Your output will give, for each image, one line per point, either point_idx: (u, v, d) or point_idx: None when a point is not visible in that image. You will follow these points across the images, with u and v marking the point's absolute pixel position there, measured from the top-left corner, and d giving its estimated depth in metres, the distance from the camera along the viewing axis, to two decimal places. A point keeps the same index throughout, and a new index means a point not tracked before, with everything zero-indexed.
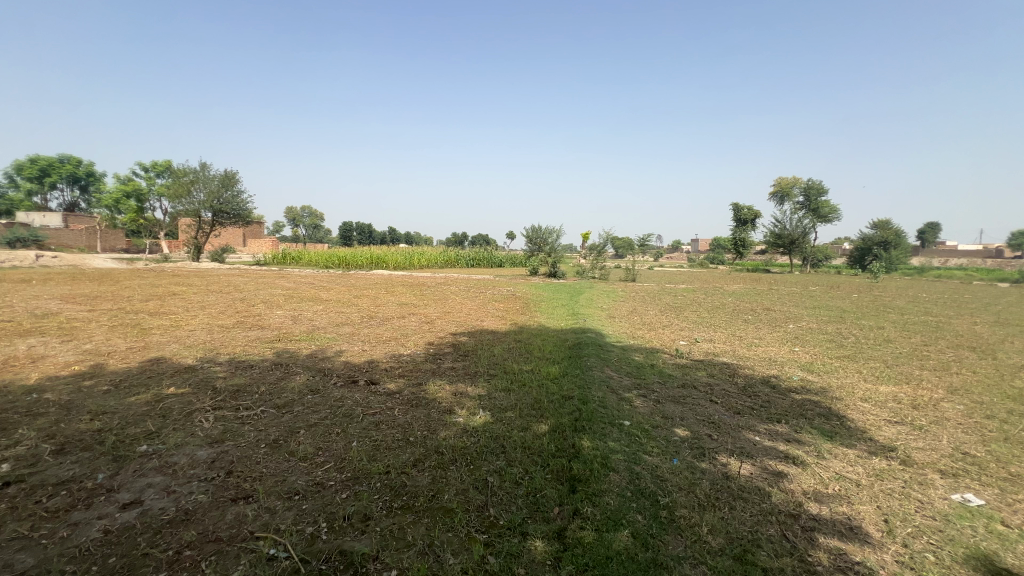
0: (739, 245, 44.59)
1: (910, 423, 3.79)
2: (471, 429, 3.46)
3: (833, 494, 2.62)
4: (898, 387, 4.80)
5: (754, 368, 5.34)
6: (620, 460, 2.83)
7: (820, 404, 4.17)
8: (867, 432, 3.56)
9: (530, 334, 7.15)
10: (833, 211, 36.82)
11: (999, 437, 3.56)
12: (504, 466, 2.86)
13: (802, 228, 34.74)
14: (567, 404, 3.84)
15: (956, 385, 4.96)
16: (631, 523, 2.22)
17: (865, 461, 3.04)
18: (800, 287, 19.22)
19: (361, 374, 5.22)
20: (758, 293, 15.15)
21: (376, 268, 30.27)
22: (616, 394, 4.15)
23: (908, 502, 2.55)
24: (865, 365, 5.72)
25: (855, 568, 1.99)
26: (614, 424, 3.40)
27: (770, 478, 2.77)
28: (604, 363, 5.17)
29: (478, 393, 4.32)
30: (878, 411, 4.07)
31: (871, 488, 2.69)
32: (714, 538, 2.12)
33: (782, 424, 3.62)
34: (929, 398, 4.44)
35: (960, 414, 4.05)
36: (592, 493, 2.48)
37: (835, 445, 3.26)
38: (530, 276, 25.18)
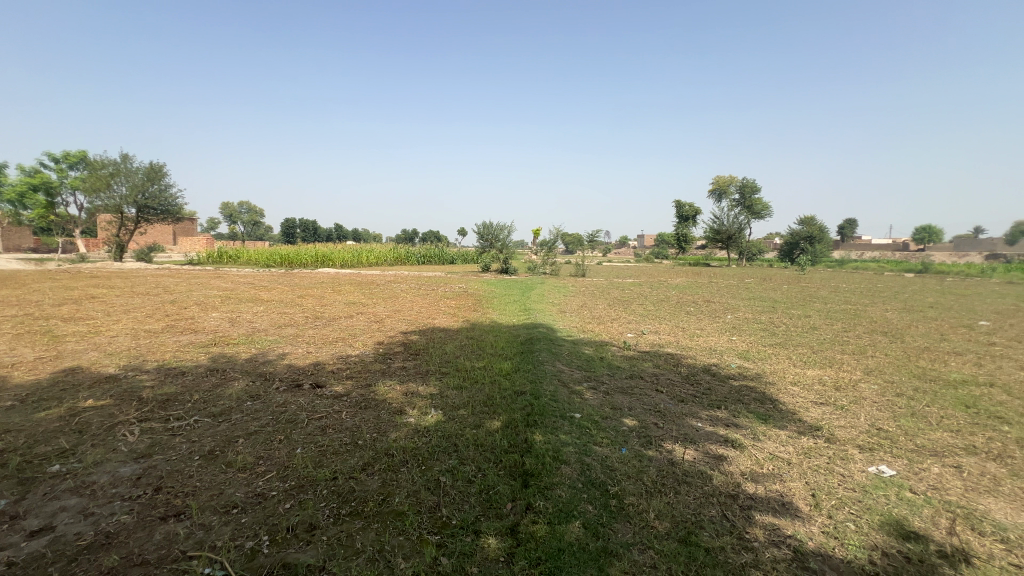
0: (682, 240, 46.58)
1: (833, 403, 4.12)
2: (423, 429, 3.39)
3: (768, 473, 2.79)
4: (822, 370, 5.22)
5: (696, 357, 5.62)
6: (571, 452, 2.88)
7: (755, 389, 4.45)
8: (796, 414, 3.83)
9: (482, 330, 7.15)
10: (765, 208, 39.35)
11: (908, 412, 3.94)
12: (457, 464, 2.83)
13: (738, 224, 36.92)
14: (519, 400, 3.86)
15: (872, 366, 5.45)
16: (581, 514, 2.26)
17: (795, 441, 3.26)
18: (737, 279, 20.43)
19: (306, 377, 5.01)
20: (700, 287, 15.83)
21: (321, 266, 29.13)
22: (567, 387, 4.22)
23: (833, 477, 2.76)
24: (794, 351, 6.17)
25: (787, 541, 2.14)
26: (564, 417, 3.46)
27: (711, 461, 2.92)
28: (555, 358, 5.25)
29: (430, 392, 4.25)
30: (806, 394, 4.38)
31: (800, 465, 2.90)
32: (660, 523, 2.20)
33: (722, 410, 3.82)
34: (849, 380, 4.85)
35: (875, 393, 4.46)
36: (543, 486, 2.51)
37: (769, 428, 3.48)
38: (482, 273, 25.13)
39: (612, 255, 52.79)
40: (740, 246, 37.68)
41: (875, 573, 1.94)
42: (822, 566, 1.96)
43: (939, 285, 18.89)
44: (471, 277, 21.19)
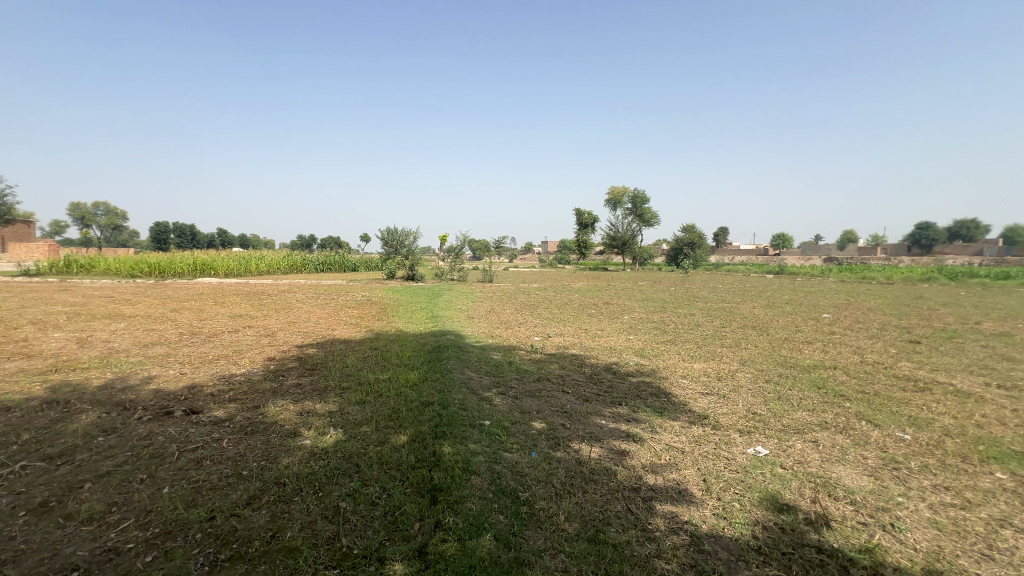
0: (582, 246, 49.13)
1: (717, 393, 4.54)
2: (320, 451, 3.11)
3: (665, 463, 2.97)
4: (706, 363, 5.75)
5: (599, 357, 5.88)
6: (481, 462, 2.81)
7: (651, 384, 4.76)
8: (687, 405, 4.16)
9: (387, 340, 6.83)
10: (654, 217, 42.97)
11: (776, 397, 4.47)
12: (359, 487, 2.62)
13: (631, 231, 39.86)
14: (426, 411, 3.70)
15: (745, 357, 6.13)
16: (493, 525, 2.20)
17: (687, 431, 3.53)
18: (631, 282, 21.98)
19: (178, 402, 4.35)
20: (600, 290, 16.74)
21: (200, 276, 25.98)
22: (476, 394, 4.15)
23: (719, 461, 3.02)
24: (682, 347, 6.75)
25: (685, 527, 2.27)
26: (474, 426, 3.38)
27: (615, 457, 3.03)
28: (463, 365, 5.16)
29: (329, 409, 3.93)
30: (694, 386, 4.78)
31: (692, 453, 3.13)
32: (570, 525, 2.22)
33: (623, 406, 4.02)
34: (728, 371, 5.40)
35: (749, 381, 5.01)
36: (453, 501, 2.41)
37: (664, 420, 3.73)
38: (387, 280, 24.21)
39: (519, 261, 54.04)
40: (634, 251, 40.70)
41: (758, 546, 2.13)
42: (715, 547, 2.11)
43: (792, 284, 22.01)
44: (375, 285, 20.30)
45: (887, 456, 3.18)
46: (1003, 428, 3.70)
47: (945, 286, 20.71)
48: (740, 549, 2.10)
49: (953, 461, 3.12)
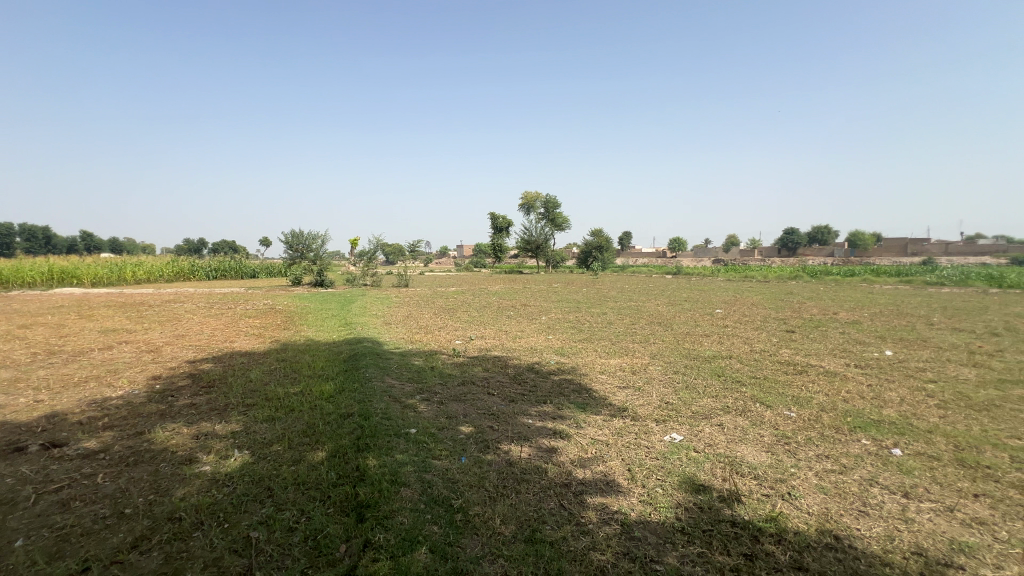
0: (498, 250, 49.67)
1: (633, 386, 4.80)
2: (223, 477, 2.76)
3: (592, 457, 3.06)
4: (621, 359, 6.07)
5: (521, 357, 5.95)
6: (409, 472, 2.68)
7: (572, 381, 4.91)
8: (607, 399, 4.34)
9: (296, 350, 6.31)
10: (565, 222, 44.72)
11: (684, 386, 4.84)
12: (273, 513, 2.36)
13: (544, 235, 41.10)
14: (346, 423, 3.46)
15: (655, 351, 6.57)
16: (427, 538, 2.10)
17: (609, 423, 3.68)
18: (546, 284, 22.62)
19: (32, 435, 3.63)
20: (516, 292, 17.00)
21: (57, 285, 22.17)
22: (399, 402, 3.97)
23: (641, 450, 3.18)
24: (598, 344, 7.06)
25: (615, 516, 2.35)
26: (399, 435, 3.22)
27: (544, 455, 3.06)
28: (383, 372, 4.92)
29: (231, 430, 3.52)
30: (612, 380, 5.01)
31: (616, 444, 3.26)
32: (506, 527, 2.19)
33: (548, 404, 4.09)
34: (641, 365, 5.74)
35: (660, 373, 5.37)
36: (382, 516, 2.26)
37: (588, 415, 3.86)
38: (292, 286, 22.50)
39: (434, 265, 53.21)
40: (547, 254, 41.99)
41: (682, 527, 2.26)
42: (644, 532, 2.20)
43: (689, 283, 24.08)
44: (278, 292, 18.76)
45: (779, 433, 3.57)
46: (863, 401, 4.35)
47: (808, 282, 24.03)
48: (667, 532, 2.22)
49: (829, 432, 3.59)
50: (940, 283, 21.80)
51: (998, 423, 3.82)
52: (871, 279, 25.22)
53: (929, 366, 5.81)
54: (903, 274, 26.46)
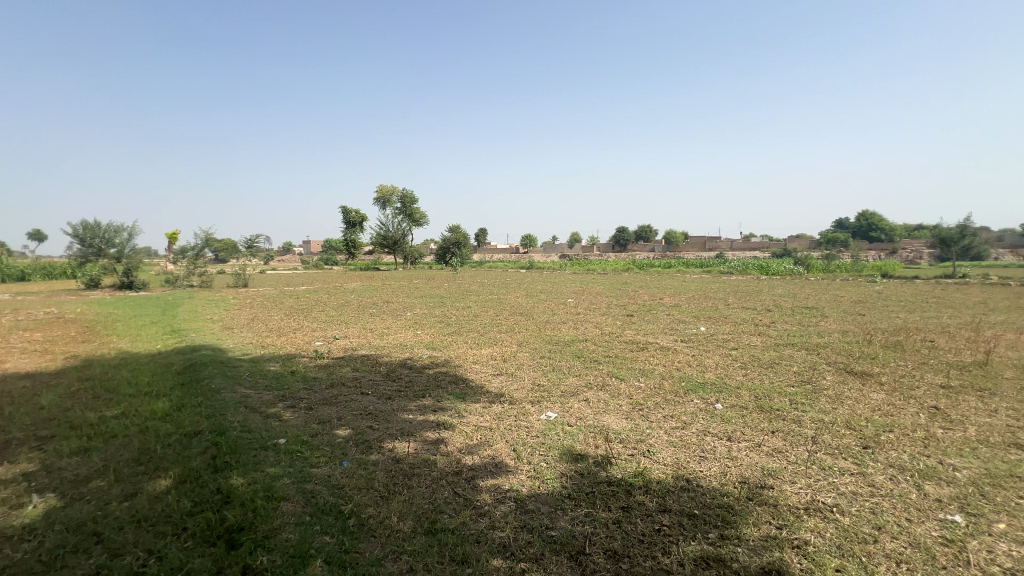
0: (351, 246, 46.78)
1: (506, 373, 5.01)
2: (20, 531, 2.12)
3: (478, 442, 3.12)
4: (491, 348, 6.27)
5: (391, 354, 5.74)
6: (286, 485, 2.41)
7: (448, 373, 4.91)
8: (484, 387, 4.46)
9: (105, 365, 5.12)
10: (422, 217, 44.13)
11: (551, 369, 5.22)
12: (109, 560, 1.91)
13: (401, 231, 40.00)
14: (194, 443, 2.94)
15: (521, 339, 6.93)
16: (319, 550, 1.92)
17: (489, 410, 3.79)
18: (407, 280, 22.08)
19: None
20: (375, 289, 16.25)
21: None
22: (258, 413, 3.51)
23: (522, 430, 3.36)
24: (468, 336, 7.18)
25: (509, 494, 2.45)
26: (266, 448, 2.86)
27: (431, 447, 3.03)
28: (232, 382, 4.29)
29: (20, 471, 2.71)
30: (486, 369, 5.16)
31: (498, 428, 3.38)
32: (405, 523, 2.13)
33: (426, 398, 4.04)
34: (511, 352, 6.01)
35: (528, 359, 5.69)
36: (261, 538, 2.00)
37: (468, 404, 3.91)
38: (84, 290, 18.06)
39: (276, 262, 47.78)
40: (405, 250, 40.94)
41: (568, 493, 2.46)
42: (537, 504, 2.34)
43: (542, 277, 25.79)
44: (63, 297, 14.90)
45: (633, 401, 4.09)
46: (691, 368, 5.23)
47: (638, 273, 27.77)
48: (557, 500, 2.39)
49: (670, 396, 4.24)
50: (729, 272, 27.17)
51: (780, 376, 4.96)
52: (682, 270, 30.23)
53: (730, 337, 7.23)
54: (704, 266, 32.31)
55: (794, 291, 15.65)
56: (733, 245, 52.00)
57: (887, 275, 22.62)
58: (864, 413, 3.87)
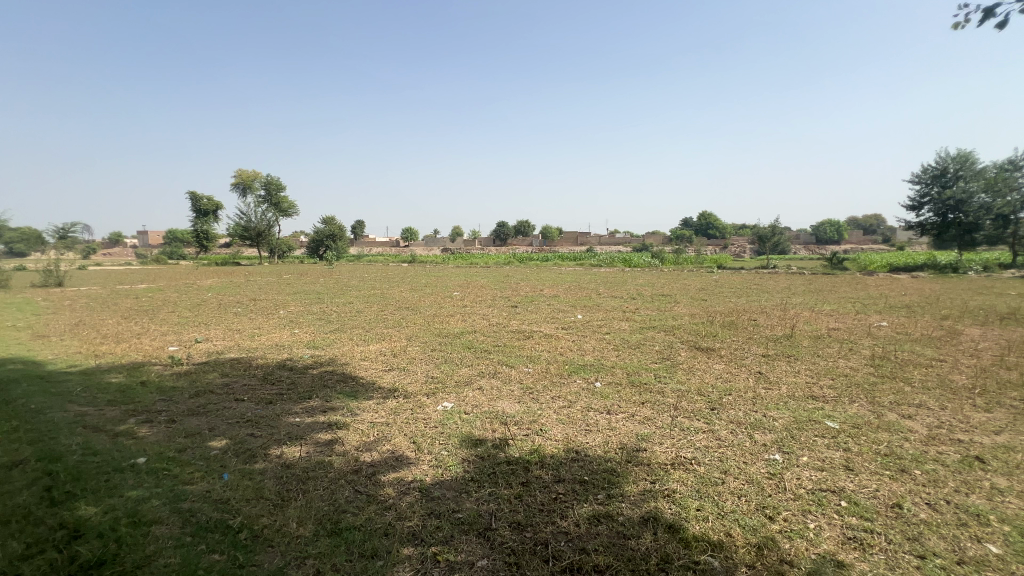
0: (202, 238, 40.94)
1: (397, 367, 4.93)
2: None
3: (375, 439, 3.06)
4: (379, 344, 6.08)
5: (266, 356, 5.26)
6: (155, 508, 2.12)
7: (335, 372, 4.67)
8: (376, 383, 4.34)
9: None
10: (291, 207, 40.38)
11: (443, 360, 5.27)
12: None
13: (266, 221, 36.15)
14: (15, 474, 2.41)
15: (410, 333, 6.84)
16: (208, 568, 1.75)
17: (384, 405, 3.72)
18: (275, 275, 20.07)
19: None
20: (237, 286, 14.53)
21: None
22: (103, 432, 2.99)
23: (420, 422, 3.37)
24: (352, 333, 6.85)
25: (413, 485, 2.46)
26: (121, 470, 2.47)
27: (324, 448, 2.89)
28: (59, 399, 3.56)
29: None
30: (375, 365, 5.01)
31: (396, 422, 3.35)
32: (305, 528, 2.03)
33: (313, 398, 3.81)
34: (400, 347, 5.91)
35: (420, 352, 5.65)
36: (131, 568, 1.75)
37: (360, 401, 3.79)
38: None
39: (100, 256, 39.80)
40: (271, 243, 37.09)
41: (471, 476, 2.56)
42: (442, 490, 2.40)
43: (427, 270, 25.43)
44: None
45: (524, 386, 4.35)
46: (572, 352, 5.68)
47: (518, 266, 28.95)
48: (461, 484, 2.47)
49: (556, 379, 4.59)
50: (598, 265, 29.71)
51: (645, 355, 5.64)
52: (558, 263, 32.18)
53: (604, 323, 7.99)
54: (577, 259, 34.82)
55: (652, 281, 17.72)
56: (600, 240, 56.81)
57: (722, 266, 26.75)
58: (710, 381, 4.62)
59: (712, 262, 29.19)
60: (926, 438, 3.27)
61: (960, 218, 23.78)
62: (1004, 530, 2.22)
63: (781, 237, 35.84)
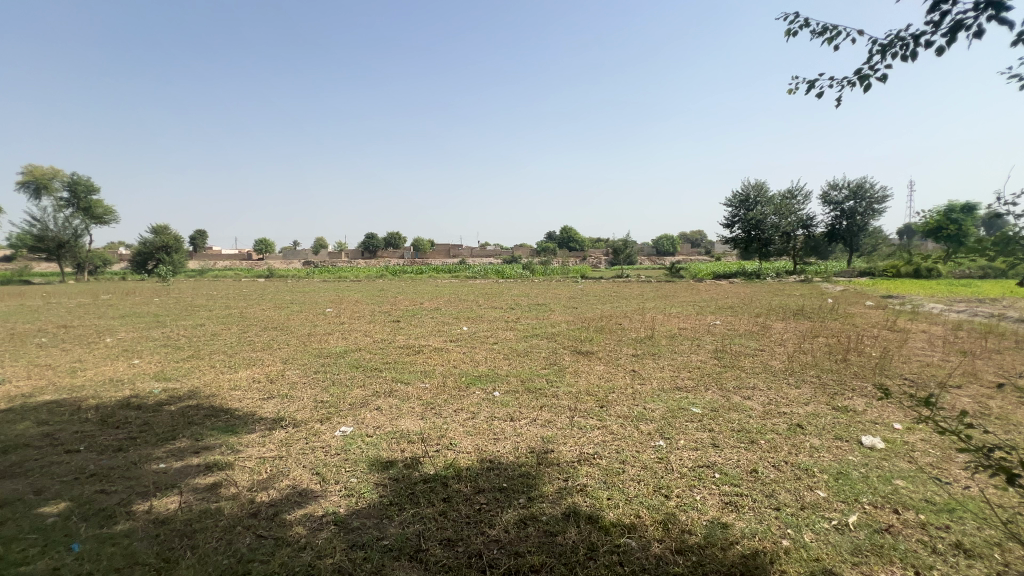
0: None
1: (278, 395, 4.63)
2: None
3: (269, 476, 3.00)
4: (250, 370, 5.54)
5: (102, 396, 4.47)
6: None
7: (200, 406, 4.28)
8: (255, 414, 4.11)
9: None
10: (108, 213, 33.54)
11: (330, 384, 4.97)
12: None
13: (71, 229, 29.44)
14: None
15: (286, 355, 6.27)
16: None
17: (272, 437, 3.61)
18: (89, 295, 16.43)
19: None
20: (34, 310, 11.62)
21: None
22: None
23: (318, 451, 3.34)
24: (213, 359, 6.08)
25: (324, 520, 2.48)
26: None
27: (206, 495, 2.76)
28: None
29: None
30: (251, 395, 4.65)
31: (291, 454, 3.31)
32: None
33: (180, 439, 3.54)
34: (277, 372, 5.46)
35: (300, 376, 5.29)
36: None
37: (240, 436, 3.63)
38: None
39: None
40: (80, 256, 30.24)
41: (389, 500, 2.65)
42: (361, 520, 2.46)
43: (290, 285, 23.05)
44: None
45: (424, 401, 4.33)
46: (466, 364, 5.75)
47: (391, 280, 27.99)
48: (380, 510, 2.55)
49: (455, 391, 4.63)
50: (473, 277, 30.01)
51: (534, 361, 5.99)
52: (434, 275, 31.90)
53: (489, 333, 8.23)
54: (452, 271, 34.97)
55: (526, 291, 18.62)
56: (473, 252, 57.92)
57: (586, 276, 29.25)
58: (595, 381, 5.09)
59: (577, 273, 31.73)
60: (764, 413, 4.04)
61: (760, 235, 29.38)
62: (825, 478, 2.87)
63: (631, 250, 40.53)
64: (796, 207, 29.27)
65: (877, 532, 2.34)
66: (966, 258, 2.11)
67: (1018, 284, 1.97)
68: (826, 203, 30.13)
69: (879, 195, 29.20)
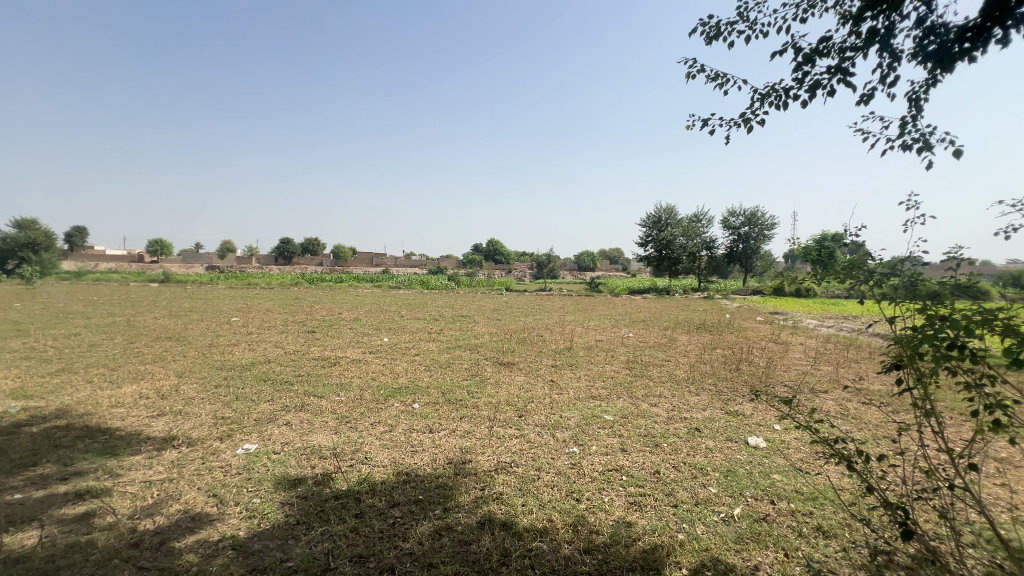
0: None
1: (169, 412, 4.19)
2: None
3: (155, 501, 2.71)
4: (136, 385, 4.95)
5: None
6: None
7: (71, 427, 3.76)
8: (140, 435, 3.68)
9: None
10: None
11: (233, 399, 4.59)
12: None
13: None
14: None
15: (181, 368, 5.70)
16: None
17: (160, 459, 3.27)
18: None
19: None
20: None
21: None
22: None
23: (215, 472, 3.08)
24: (90, 373, 5.35)
25: (219, 545, 2.30)
26: None
27: (76, 526, 2.44)
28: None
29: None
30: (137, 412, 4.16)
31: (183, 476, 3.02)
32: None
33: (44, 465, 3.09)
34: (169, 386, 4.94)
35: (197, 391, 4.83)
36: None
37: (121, 459, 3.24)
38: None
39: None
40: None
41: (296, 519, 2.52)
42: (263, 542, 2.32)
43: (187, 292, 20.80)
44: None
45: (338, 415, 4.16)
46: (385, 376, 5.59)
47: (306, 288, 26.37)
48: (285, 531, 2.41)
49: (372, 404, 4.47)
50: (397, 287, 29.36)
51: (455, 373, 5.96)
52: (355, 284, 30.44)
53: (411, 344, 8.05)
54: (375, 280, 33.60)
55: (451, 303, 18.43)
56: (395, 261, 56.57)
57: (510, 289, 29.57)
58: (515, 391, 5.18)
59: (503, 285, 31.98)
60: (668, 419, 4.37)
61: (670, 254, 31.70)
62: (717, 476, 3.18)
63: (554, 264, 41.83)
64: (701, 230, 32.09)
65: (756, 521, 2.64)
66: (831, 279, 2.44)
67: (864, 304, 2.31)
68: (725, 228, 33.36)
69: (768, 223, 32.92)
